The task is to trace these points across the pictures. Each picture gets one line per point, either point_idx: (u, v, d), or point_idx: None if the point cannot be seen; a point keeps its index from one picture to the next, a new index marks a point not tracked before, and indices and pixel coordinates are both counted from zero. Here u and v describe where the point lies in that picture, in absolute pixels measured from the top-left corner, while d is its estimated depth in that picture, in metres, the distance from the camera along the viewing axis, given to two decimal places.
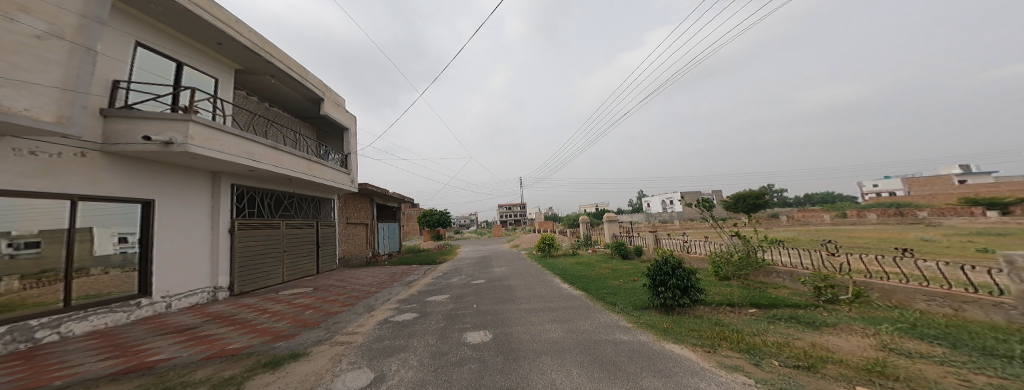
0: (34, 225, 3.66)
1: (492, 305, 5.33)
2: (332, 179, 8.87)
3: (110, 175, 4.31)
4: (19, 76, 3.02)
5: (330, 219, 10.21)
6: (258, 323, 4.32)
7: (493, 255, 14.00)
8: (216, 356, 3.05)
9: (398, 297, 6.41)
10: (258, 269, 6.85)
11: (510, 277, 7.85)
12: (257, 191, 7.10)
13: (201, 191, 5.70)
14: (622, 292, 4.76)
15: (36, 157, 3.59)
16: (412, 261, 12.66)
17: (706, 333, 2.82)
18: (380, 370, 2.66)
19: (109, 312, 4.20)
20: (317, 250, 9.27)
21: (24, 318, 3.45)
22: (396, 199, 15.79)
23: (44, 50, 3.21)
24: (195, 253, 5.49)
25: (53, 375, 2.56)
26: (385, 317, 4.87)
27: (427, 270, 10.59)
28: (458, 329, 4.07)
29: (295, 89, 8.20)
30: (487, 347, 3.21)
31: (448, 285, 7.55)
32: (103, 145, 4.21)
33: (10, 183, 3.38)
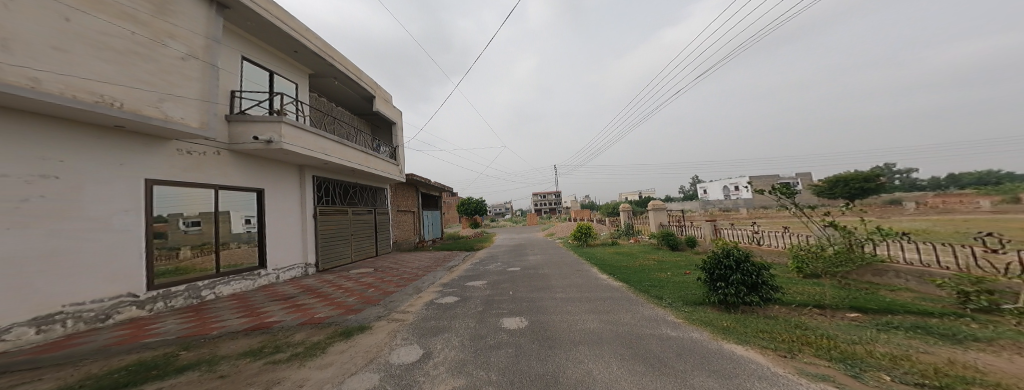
0: (195, 208, 4.68)
1: (528, 293, 5.38)
2: (384, 170, 9.50)
3: (235, 168, 5.24)
4: (174, 91, 4.03)
5: (385, 208, 11.07)
6: (335, 297, 4.88)
7: (526, 243, 14.08)
8: (309, 322, 3.52)
9: (442, 281, 6.79)
10: (334, 250, 7.74)
11: (545, 266, 7.84)
12: (331, 181, 7.97)
13: (294, 181, 6.68)
14: (669, 286, 4.51)
15: (190, 155, 4.52)
16: (453, 247, 13.26)
17: (783, 336, 2.56)
18: (428, 348, 2.87)
19: (243, 279, 5.26)
20: (375, 234, 10.13)
21: (194, 279, 4.54)
22: (437, 188, 16.53)
23: (186, 68, 4.20)
24: (292, 234, 6.44)
25: (211, 326, 3.26)
26: (431, 299, 5.20)
27: (466, 256, 11.05)
28: (493, 314, 4.21)
29: (353, 88, 8.85)
30: (523, 333, 3.28)
31: (485, 272, 7.78)
32: (229, 145, 5.09)
33: (182, 175, 4.43)
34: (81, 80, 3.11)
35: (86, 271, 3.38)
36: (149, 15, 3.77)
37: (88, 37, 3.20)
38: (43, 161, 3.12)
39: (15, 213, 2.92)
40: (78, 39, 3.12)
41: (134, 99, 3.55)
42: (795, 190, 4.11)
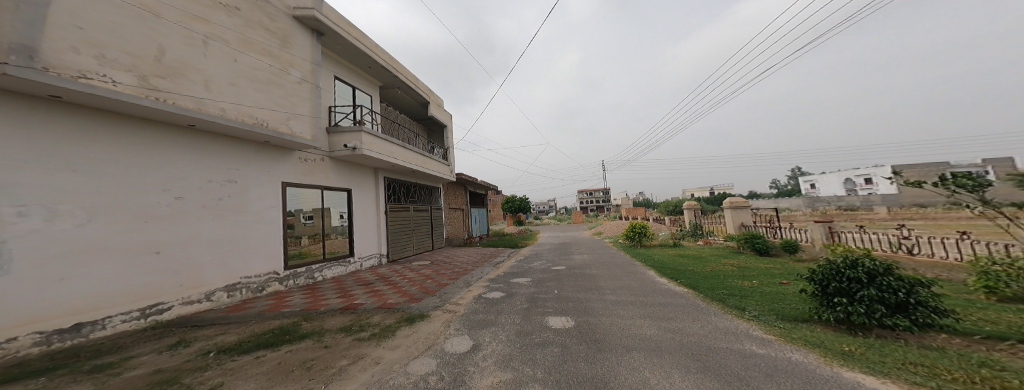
0: (310, 205, 6.46)
1: (574, 293, 5.23)
2: (439, 171, 10.42)
3: (332, 172, 7.00)
4: (295, 110, 5.86)
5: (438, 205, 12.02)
6: (402, 288, 5.65)
7: (572, 242, 13.62)
8: (383, 310, 4.29)
9: (489, 276, 6.99)
10: (397, 243, 9.09)
11: (593, 266, 7.54)
12: (395, 182, 9.39)
13: (370, 184, 8.37)
14: (756, 296, 3.94)
15: (306, 162, 6.32)
16: (499, 244, 13.57)
17: (941, 370, 1.90)
18: (477, 340, 2.99)
19: (339, 266, 6.98)
20: (431, 230, 11.22)
21: (310, 263, 6.31)
22: (483, 186, 17.02)
23: (300, 89, 6.04)
24: (369, 228, 8.09)
25: (321, 308, 4.66)
26: (479, 293, 5.38)
27: (511, 253, 11.21)
28: (538, 312, 4.18)
29: (412, 96, 10.21)
30: (570, 333, 3.19)
31: (530, 269, 7.78)
32: (329, 152, 6.85)
33: (301, 180, 6.18)
34: (248, 108, 4.91)
35: (252, 236, 5.14)
36: (278, 49, 5.60)
37: (247, 73, 4.97)
38: (232, 171, 4.90)
39: (219, 206, 4.66)
40: (248, 78, 5.00)
41: (271, 117, 5.26)
42: (984, 180, 2.71)
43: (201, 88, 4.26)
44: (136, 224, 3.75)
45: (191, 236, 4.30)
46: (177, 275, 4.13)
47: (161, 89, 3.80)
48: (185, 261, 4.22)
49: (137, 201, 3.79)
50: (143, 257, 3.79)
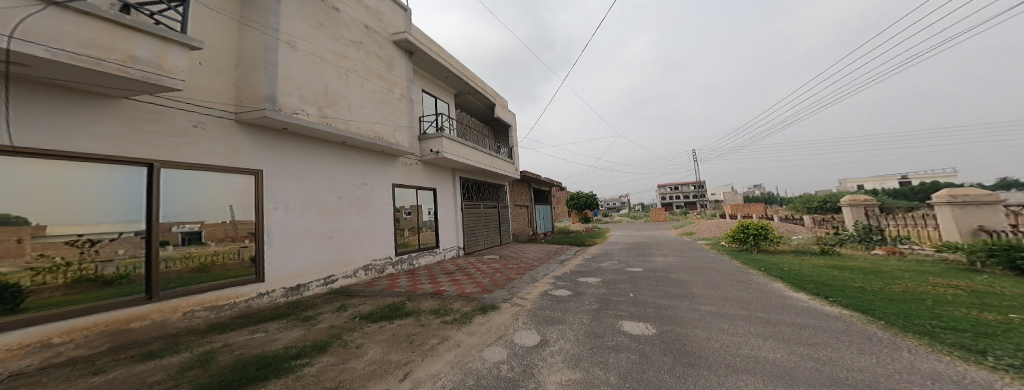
0: (408, 202, 7.95)
1: (655, 298, 4.71)
2: (503, 168, 11.50)
3: (421, 175, 8.47)
4: (399, 123, 7.30)
5: (504, 202, 12.84)
6: (477, 278, 6.26)
7: (650, 242, 12.29)
8: (462, 295, 5.11)
9: (555, 273, 6.91)
10: (469, 237, 10.25)
11: (677, 271, 6.69)
12: (467, 181, 10.60)
13: (450, 184, 9.67)
14: (1006, 335, 2.43)
15: (406, 166, 7.87)
16: (566, 241, 13.31)
17: None
18: (544, 336, 3.32)
19: (429, 255, 8.35)
20: (499, 226, 12.17)
21: (409, 251, 7.75)
22: (546, 183, 16.90)
23: (401, 105, 7.48)
24: (449, 223, 9.36)
25: (418, 287, 5.79)
26: (546, 289, 5.36)
27: (578, 250, 10.84)
28: (609, 315, 3.90)
29: (479, 98, 11.38)
30: (651, 341, 2.98)
31: (600, 269, 7.35)
32: (421, 157, 8.32)
33: (404, 182, 7.77)
34: (371, 125, 6.42)
35: (375, 224, 6.77)
36: (384, 72, 7.06)
37: (369, 95, 6.50)
38: (361, 176, 6.56)
39: (355, 201, 6.36)
40: (370, 100, 6.52)
41: (386, 130, 6.80)
42: None
43: (348, 112, 5.91)
44: (313, 216, 5.46)
45: (342, 226, 5.99)
46: (336, 254, 5.82)
47: (330, 115, 5.53)
48: (344, 246, 5.99)
49: (315, 198, 5.55)
50: (318, 238, 5.50)
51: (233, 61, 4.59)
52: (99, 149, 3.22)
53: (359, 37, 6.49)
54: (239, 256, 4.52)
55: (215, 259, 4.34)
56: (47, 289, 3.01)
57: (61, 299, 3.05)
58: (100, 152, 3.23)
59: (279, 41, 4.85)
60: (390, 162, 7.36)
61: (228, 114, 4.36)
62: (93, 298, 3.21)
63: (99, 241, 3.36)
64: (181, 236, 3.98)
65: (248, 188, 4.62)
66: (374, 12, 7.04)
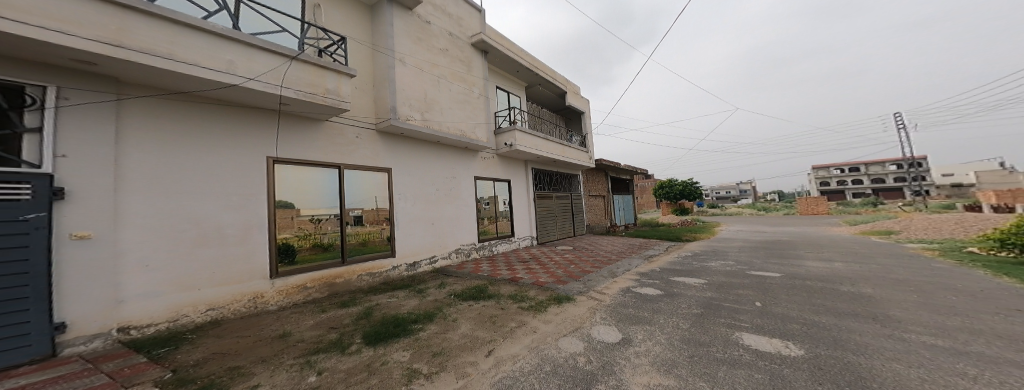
0: (487, 193, 8.19)
1: (805, 314, 3.47)
2: (577, 158, 10.99)
3: (498, 168, 8.64)
4: (480, 119, 7.59)
5: (579, 192, 12.27)
6: (552, 268, 6.09)
7: (791, 241, 9.58)
8: (538, 284, 4.97)
9: (639, 268, 6.11)
10: (543, 227, 10.10)
11: (839, 282, 4.93)
12: (540, 171, 10.42)
13: (524, 174, 9.64)
14: None
15: (484, 160, 8.15)
16: (654, 235, 11.79)
17: None
18: (628, 335, 2.87)
19: (505, 243, 8.54)
20: (572, 216, 11.67)
21: (487, 239, 8.02)
22: (627, 171, 15.38)
23: (480, 102, 7.71)
24: (523, 213, 9.36)
25: (497, 272, 5.93)
26: (628, 285, 4.76)
27: (671, 246, 9.40)
28: (722, 324, 3.06)
29: (551, 90, 11.02)
30: (790, 363, 2.18)
31: (704, 269, 6.06)
32: (496, 151, 8.48)
33: (482, 174, 8.02)
34: (458, 123, 6.84)
35: (465, 214, 7.30)
36: (466, 73, 7.40)
37: (455, 96, 6.90)
38: (452, 172, 7.06)
39: (449, 193, 6.92)
40: (458, 100, 6.95)
41: (469, 127, 7.13)
42: None
43: (440, 114, 6.40)
44: (418, 205, 6.13)
45: (440, 215, 6.60)
46: (436, 240, 6.43)
47: (430, 119, 6.12)
48: (440, 232, 6.55)
49: (420, 190, 6.24)
50: (419, 225, 6.11)
51: (371, 82, 5.57)
52: (317, 156, 4.63)
53: (445, 39, 6.90)
54: (381, 235, 5.41)
55: (370, 237, 5.25)
56: (302, 250, 4.41)
57: (310, 257, 4.45)
58: (319, 158, 4.66)
59: (395, 59, 5.60)
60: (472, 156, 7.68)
61: (371, 124, 5.41)
62: (319, 259, 4.54)
63: (322, 220, 4.68)
64: (354, 218, 5.05)
65: (387, 184, 5.59)
66: (455, 18, 7.35)
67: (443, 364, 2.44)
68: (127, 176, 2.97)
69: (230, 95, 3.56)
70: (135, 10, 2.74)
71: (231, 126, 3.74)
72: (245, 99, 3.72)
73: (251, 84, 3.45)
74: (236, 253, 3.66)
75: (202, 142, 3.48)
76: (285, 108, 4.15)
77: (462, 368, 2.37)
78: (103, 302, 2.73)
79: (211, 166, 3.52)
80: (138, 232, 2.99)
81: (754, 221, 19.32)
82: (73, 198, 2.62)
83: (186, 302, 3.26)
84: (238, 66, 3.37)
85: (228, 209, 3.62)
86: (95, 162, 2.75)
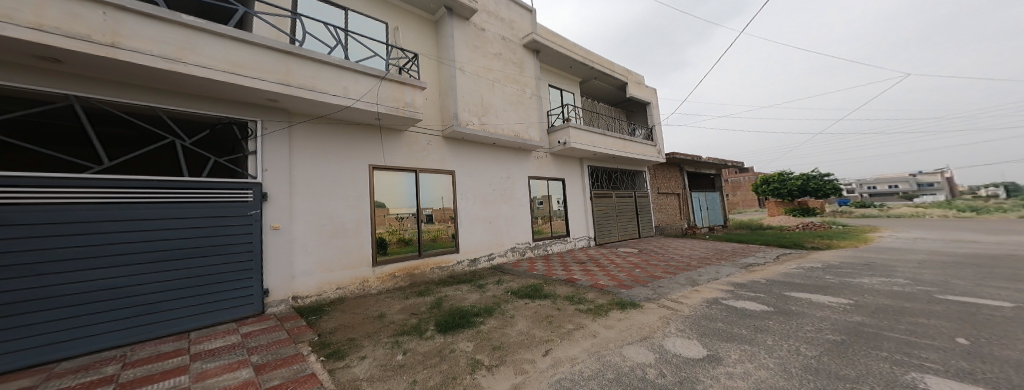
0: (541, 191, 8.14)
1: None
2: (642, 153, 10.27)
3: (553, 167, 8.54)
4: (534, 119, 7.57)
5: (644, 189, 11.33)
6: (611, 270, 5.77)
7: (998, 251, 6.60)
8: (597, 285, 4.78)
9: (730, 279, 5.27)
10: (604, 227, 9.64)
11: None
12: (599, 168, 9.95)
13: (580, 169, 9.28)
14: None
15: (540, 158, 8.15)
16: (749, 240, 9.96)
17: None
18: (716, 352, 2.47)
19: (561, 242, 8.36)
20: (638, 216, 10.84)
21: (543, 238, 7.97)
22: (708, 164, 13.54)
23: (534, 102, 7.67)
24: (580, 211, 9.06)
25: (553, 272, 5.87)
26: (715, 296, 4.18)
27: (780, 255, 7.70)
28: (886, 360, 2.20)
29: (608, 82, 10.39)
30: None
31: (852, 287, 4.63)
32: (551, 150, 8.37)
33: (536, 174, 7.99)
34: (512, 125, 6.96)
35: (522, 214, 7.42)
36: (518, 74, 7.45)
37: (509, 99, 7.04)
38: (508, 175, 7.24)
39: (506, 191, 7.12)
40: (512, 102, 7.09)
41: (522, 128, 7.17)
42: None
43: (495, 116, 6.63)
44: (478, 204, 6.47)
45: (497, 213, 6.84)
46: (493, 237, 6.68)
47: (486, 122, 6.37)
48: (497, 230, 6.78)
49: (479, 190, 6.56)
50: (478, 223, 6.41)
51: (439, 93, 6.12)
52: (400, 162, 5.38)
53: (499, 46, 7.11)
54: (448, 232, 5.89)
55: (439, 233, 5.77)
56: (391, 243, 5.15)
57: (397, 248, 5.21)
58: (402, 164, 5.40)
59: (456, 69, 6.01)
60: (527, 156, 7.77)
61: (436, 133, 5.92)
62: (402, 251, 5.24)
63: (402, 217, 5.34)
64: (427, 216, 5.63)
65: (449, 186, 6.05)
66: (508, 22, 7.50)
67: (503, 358, 2.50)
68: (295, 183, 4.17)
69: (350, 115, 4.57)
70: (294, 54, 3.81)
71: (351, 147, 4.81)
72: (356, 118, 4.69)
73: (361, 104, 4.34)
74: (357, 243, 4.69)
75: (337, 155, 4.63)
76: (381, 123, 5.01)
77: (520, 363, 2.39)
78: (283, 277, 3.91)
79: (340, 176, 4.63)
80: (303, 226, 4.18)
81: (945, 225, 13.71)
82: (271, 197, 3.91)
83: (326, 280, 4.35)
84: (350, 90, 4.25)
85: (351, 208, 4.69)
86: (281, 173, 4.00)
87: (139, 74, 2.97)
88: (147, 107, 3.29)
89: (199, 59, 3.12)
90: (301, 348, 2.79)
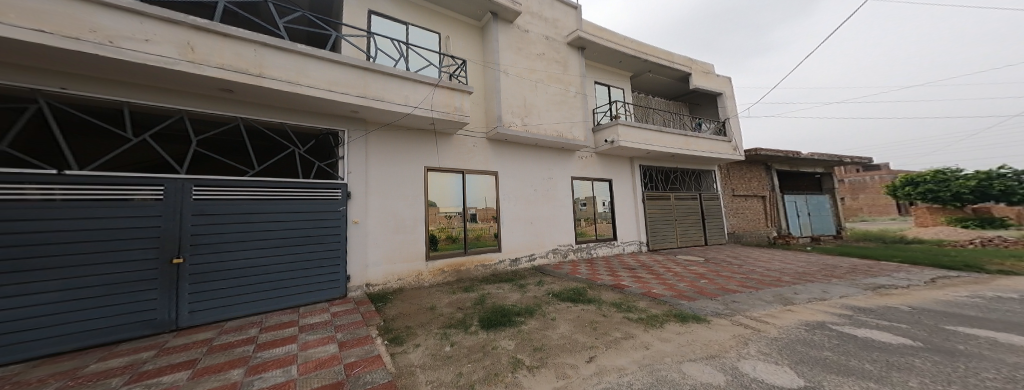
0: (586, 193, 8.32)
1: None
2: (711, 149, 9.81)
3: (600, 167, 8.63)
4: (576, 118, 7.76)
5: (715, 191, 10.85)
6: (668, 280, 5.71)
7: None
8: (649, 294, 4.77)
9: (836, 298, 4.48)
10: (662, 232, 9.43)
11: None
12: (654, 169, 9.78)
13: (628, 169, 9.20)
14: None
15: (582, 158, 8.29)
16: (862, 253, 8.48)
17: None
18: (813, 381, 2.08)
19: (607, 246, 8.41)
20: (704, 220, 10.35)
21: (588, 241, 8.16)
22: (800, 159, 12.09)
23: (576, 100, 7.88)
24: (629, 215, 9.00)
25: (598, 275, 6.08)
26: (818, 319, 3.60)
27: (928, 275, 5.99)
28: None
29: (665, 74, 10.07)
30: None
31: None
32: (596, 149, 8.47)
33: (581, 175, 8.24)
34: (553, 125, 7.27)
35: (563, 215, 7.71)
36: (562, 73, 7.74)
37: (552, 99, 7.39)
38: (549, 175, 7.58)
39: (547, 192, 7.47)
40: (554, 102, 7.42)
41: (565, 127, 7.48)
42: None
43: (538, 117, 7.04)
44: (519, 205, 6.94)
45: (541, 214, 7.29)
46: (534, 238, 7.11)
47: (529, 123, 6.84)
48: (538, 231, 7.20)
49: (521, 191, 7.05)
50: (521, 224, 6.94)
51: (484, 96, 6.72)
52: (450, 164, 6.11)
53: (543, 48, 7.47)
54: (490, 231, 6.50)
55: (482, 232, 6.39)
56: (441, 240, 5.88)
57: (447, 243, 5.93)
58: (451, 166, 6.12)
59: (500, 72, 6.61)
60: (570, 156, 8.03)
61: (481, 135, 6.55)
62: (450, 248, 5.94)
63: (449, 216, 6.05)
64: (471, 215, 6.28)
65: (492, 185, 6.65)
66: (551, 21, 7.84)
67: (544, 360, 2.72)
68: (370, 186, 5.10)
69: (411, 121, 5.35)
70: (371, 70, 4.61)
71: (412, 151, 5.66)
72: (415, 123, 5.47)
73: (419, 111, 5.03)
74: (414, 237, 5.48)
75: (402, 161, 5.50)
76: (435, 128, 5.77)
77: (562, 368, 2.56)
78: (360, 267, 4.83)
79: (403, 179, 5.48)
80: (375, 222, 5.09)
81: None
82: (354, 196, 4.86)
83: (391, 272, 5.18)
84: (411, 98, 4.96)
85: (410, 206, 5.51)
86: (360, 179, 4.95)
87: (275, 96, 4.02)
88: (279, 123, 4.43)
89: (310, 80, 4.06)
90: (371, 330, 3.51)
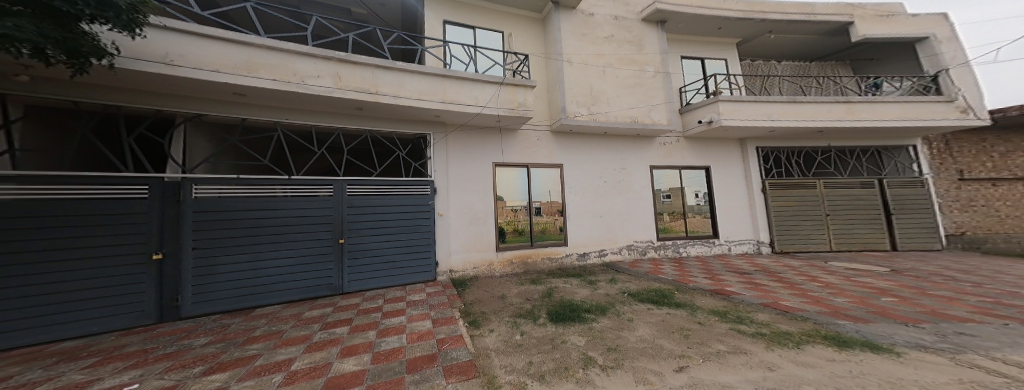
0: (671, 184, 7.59)
1: None
2: (885, 117, 7.24)
3: (693, 153, 7.75)
4: (653, 99, 7.01)
5: (903, 175, 8.17)
6: (809, 291, 4.52)
7: None
8: (772, 307, 3.80)
9: None
10: (800, 229, 7.72)
11: None
12: (780, 151, 8.21)
13: (735, 155, 8.03)
14: None
15: (664, 145, 7.54)
16: None
17: None
18: None
19: (701, 245, 7.56)
20: (886, 215, 7.86)
21: (679, 237, 7.48)
22: None
23: (653, 79, 7.10)
24: (739, 209, 7.86)
25: (689, 278, 5.49)
26: None
27: None
28: None
29: (797, 30, 8.19)
30: None
31: None
32: (683, 131, 7.69)
33: (664, 164, 7.52)
34: (625, 110, 6.79)
35: (642, 210, 7.20)
36: (636, 53, 7.12)
37: (624, 82, 6.90)
38: (622, 166, 7.16)
39: (619, 184, 7.10)
40: (625, 85, 6.91)
41: (641, 112, 6.88)
42: None
43: (607, 104, 6.69)
44: (587, 199, 6.80)
45: (619, 209, 7.01)
46: (606, 233, 6.88)
47: (596, 111, 6.56)
48: (610, 226, 6.91)
49: (590, 184, 6.87)
50: (595, 219, 6.82)
51: (546, 88, 6.75)
52: (514, 159, 6.34)
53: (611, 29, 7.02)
54: (556, 225, 6.54)
55: (547, 226, 6.49)
56: (508, 233, 6.21)
57: (513, 236, 6.23)
58: (516, 161, 6.35)
59: (564, 62, 6.52)
60: (649, 142, 7.40)
61: (546, 127, 6.61)
62: (516, 241, 6.22)
63: (514, 210, 6.31)
64: (536, 209, 6.43)
65: (557, 178, 6.67)
66: None
67: (619, 361, 2.54)
68: (450, 183, 5.74)
69: (481, 121, 5.75)
70: (449, 76, 5.07)
71: (483, 149, 6.09)
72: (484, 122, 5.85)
73: (485, 109, 5.32)
74: (485, 229, 5.94)
75: (477, 159, 6.00)
76: (503, 125, 6.06)
77: (644, 374, 2.33)
78: (445, 253, 5.57)
79: (478, 175, 5.98)
80: (455, 214, 5.72)
81: None
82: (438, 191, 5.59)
83: (468, 260, 5.76)
84: (479, 96, 5.28)
85: (483, 200, 5.99)
86: (440, 178, 5.63)
87: (391, 109, 4.90)
88: (390, 132, 5.36)
89: (407, 92, 4.71)
90: (455, 312, 3.95)
